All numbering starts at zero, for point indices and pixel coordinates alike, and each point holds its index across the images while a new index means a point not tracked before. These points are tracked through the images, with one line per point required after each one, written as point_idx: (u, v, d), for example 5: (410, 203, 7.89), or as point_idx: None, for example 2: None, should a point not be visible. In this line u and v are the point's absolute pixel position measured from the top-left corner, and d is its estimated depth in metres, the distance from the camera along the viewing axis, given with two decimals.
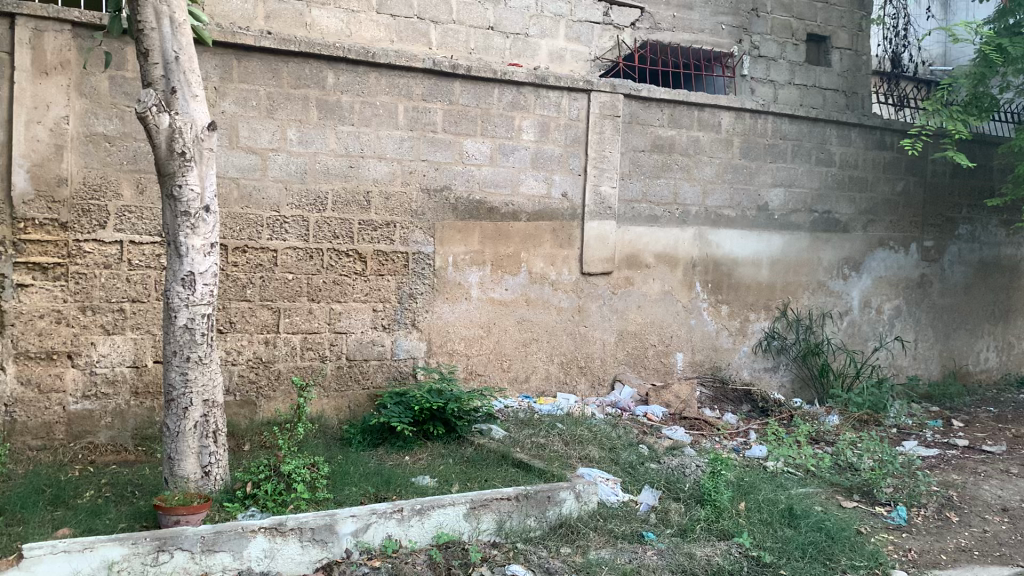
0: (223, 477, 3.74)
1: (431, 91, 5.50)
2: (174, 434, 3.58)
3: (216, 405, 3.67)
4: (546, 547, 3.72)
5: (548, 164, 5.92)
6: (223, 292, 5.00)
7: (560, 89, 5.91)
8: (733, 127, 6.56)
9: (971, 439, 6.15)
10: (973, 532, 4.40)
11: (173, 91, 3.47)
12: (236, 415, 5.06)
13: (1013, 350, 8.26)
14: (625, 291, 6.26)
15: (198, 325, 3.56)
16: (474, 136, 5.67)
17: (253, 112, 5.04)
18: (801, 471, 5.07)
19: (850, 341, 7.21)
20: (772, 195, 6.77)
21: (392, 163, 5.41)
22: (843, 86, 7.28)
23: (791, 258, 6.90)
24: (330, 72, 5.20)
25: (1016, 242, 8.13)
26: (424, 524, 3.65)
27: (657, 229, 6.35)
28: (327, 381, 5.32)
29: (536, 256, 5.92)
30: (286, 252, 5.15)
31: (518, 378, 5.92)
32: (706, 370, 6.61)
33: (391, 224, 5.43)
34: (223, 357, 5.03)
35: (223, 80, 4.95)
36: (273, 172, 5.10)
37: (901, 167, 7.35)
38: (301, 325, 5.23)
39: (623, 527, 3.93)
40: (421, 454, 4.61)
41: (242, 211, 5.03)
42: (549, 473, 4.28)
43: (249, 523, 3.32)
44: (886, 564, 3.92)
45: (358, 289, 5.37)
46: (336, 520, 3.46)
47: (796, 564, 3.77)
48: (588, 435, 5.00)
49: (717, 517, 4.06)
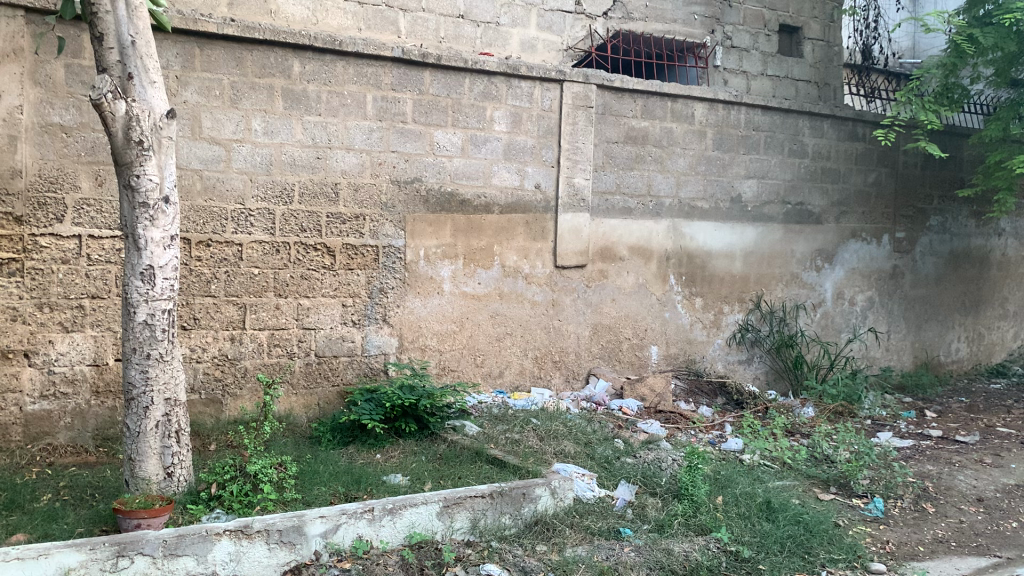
0: (186, 478, 3.61)
1: (400, 80, 5.38)
2: (134, 434, 3.45)
3: (179, 404, 3.54)
4: (522, 545, 3.64)
5: (520, 155, 5.83)
6: (186, 288, 4.85)
7: (532, 79, 5.81)
8: (706, 118, 6.51)
9: (944, 430, 6.16)
10: (950, 523, 4.38)
11: (130, 76, 3.33)
12: (201, 414, 4.92)
13: (983, 340, 8.31)
14: (599, 284, 6.19)
15: (158, 321, 3.42)
16: (445, 127, 5.56)
17: (216, 102, 4.89)
18: (777, 464, 5.02)
19: (823, 333, 7.21)
20: (745, 187, 6.73)
21: (360, 154, 5.29)
22: (815, 77, 7.27)
23: (765, 250, 6.87)
24: (296, 60, 5.06)
25: (986, 233, 8.17)
26: (396, 524, 3.55)
27: (631, 221, 6.28)
28: (296, 378, 5.20)
29: (508, 250, 5.82)
30: (252, 246, 5.01)
31: (491, 373, 5.84)
32: (680, 363, 6.57)
33: (360, 217, 5.31)
34: (187, 354, 4.89)
35: (184, 68, 4.80)
36: (237, 164, 4.96)
37: (873, 158, 7.35)
38: (267, 322, 5.10)
39: (600, 523, 3.85)
40: (393, 452, 4.51)
41: (205, 203, 4.88)
42: (524, 470, 4.20)
43: (214, 525, 3.19)
44: (864, 557, 3.88)
45: (327, 284, 5.25)
46: (305, 522, 3.34)
47: (774, 558, 3.72)
48: (563, 430, 4.92)
49: (694, 511, 4.00)
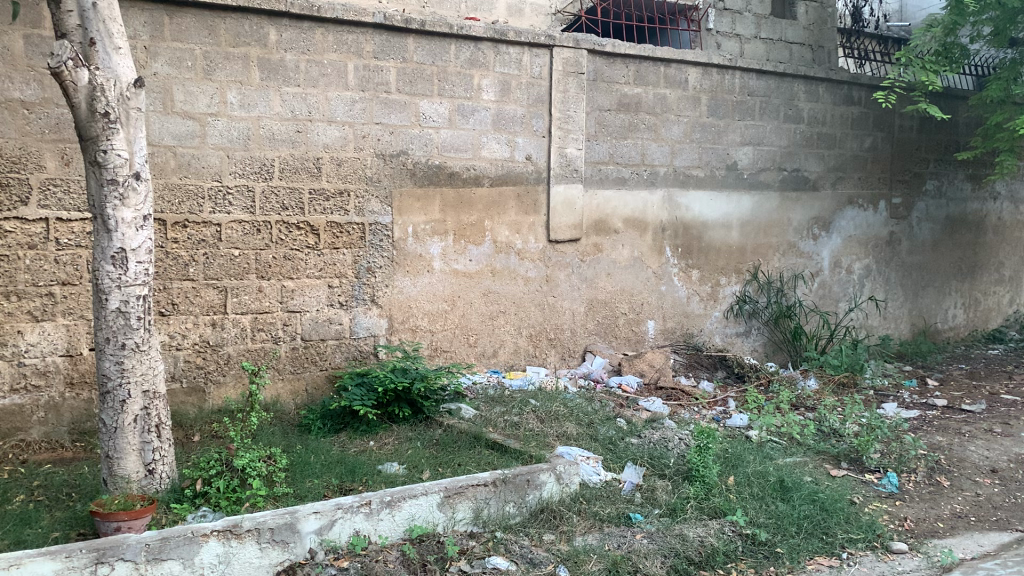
0: (169, 474, 3.39)
1: (383, 48, 5.10)
2: (111, 430, 3.22)
3: (158, 397, 3.31)
4: (528, 535, 3.45)
5: (510, 125, 5.58)
6: (163, 271, 4.60)
7: (521, 45, 5.55)
8: (700, 83, 6.28)
9: (949, 399, 6.03)
10: (966, 497, 4.24)
11: (92, 42, 3.05)
12: (183, 404, 4.69)
13: (980, 306, 8.20)
14: (594, 258, 5.98)
15: (133, 308, 3.18)
16: (430, 96, 5.29)
17: (189, 73, 4.61)
18: (785, 439, 4.86)
19: (821, 303, 7.05)
20: (740, 154, 6.51)
21: (343, 127, 5.02)
22: (809, 40, 7.07)
23: (761, 219, 6.67)
24: (271, 28, 4.77)
25: (982, 197, 8.02)
26: (396, 517, 3.34)
27: (625, 192, 6.06)
28: (282, 364, 4.96)
29: (499, 225, 5.59)
30: (231, 226, 4.74)
31: (485, 353, 5.63)
32: (678, 337, 6.39)
33: (344, 193, 5.04)
34: (167, 342, 4.64)
35: (153, 38, 4.50)
36: (213, 140, 4.68)
37: (869, 123, 7.14)
38: (250, 305, 4.85)
39: (608, 508, 3.67)
40: (387, 439, 4.29)
41: (180, 181, 4.61)
42: (527, 455, 3.99)
43: (201, 526, 2.97)
44: (884, 535, 3.72)
45: (311, 264, 5.00)
46: (298, 518, 3.13)
47: (793, 541, 3.56)
48: (563, 411, 4.72)
49: (707, 493, 3.82)
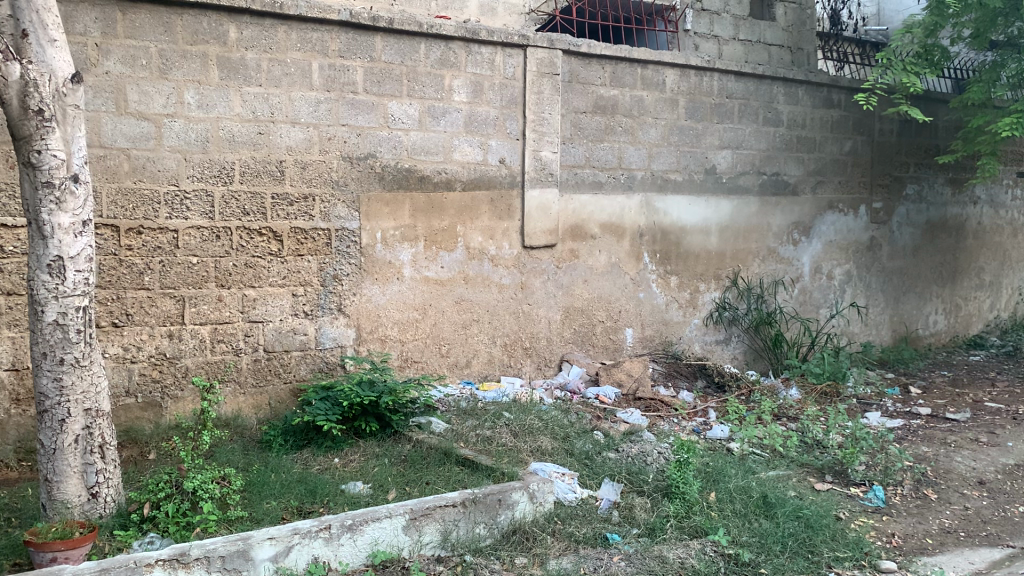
0: (115, 497, 3.17)
1: (349, 46, 4.90)
2: (50, 452, 3.00)
3: (102, 415, 3.10)
4: (499, 559, 3.26)
5: (482, 127, 5.40)
6: (117, 279, 4.37)
7: (493, 44, 5.37)
8: (678, 85, 6.12)
9: (933, 407, 5.90)
10: (955, 510, 4.09)
11: (24, 34, 2.84)
12: (138, 420, 4.47)
13: (961, 311, 8.11)
14: (570, 264, 5.80)
15: (72, 321, 2.96)
16: (399, 97, 5.10)
17: (143, 72, 4.39)
18: (767, 452, 4.70)
19: (802, 309, 6.92)
20: (719, 158, 6.36)
21: (307, 129, 4.81)
22: (788, 41, 6.96)
23: (740, 223, 6.53)
24: (231, 25, 4.57)
25: (962, 201, 7.94)
26: (357, 542, 3.13)
27: (602, 197, 5.89)
28: (243, 377, 4.74)
29: (472, 230, 5.40)
30: (189, 232, 4.52)
31: (458, 363, 5.43)
32: (656, 345, 6.23)
33: (308, 198, 4.83)
34: (120, 355, 4.42)
35: (105, 35, 4.28)
36: (169, 142, 4.46)
37: (850, 125, 7.02)
38: (209, 315, 4.63)
39: (584, 529, 3.49)
40: (353, 456, 4.08)
41: (134, 185, 4.39)
42: (498, 472, 3.80)
43: (145, 555, 2.75)
44: (872, 554, 3.56)
45: (274, 272, 4.78)
46: (251, 545, 2.92)
47: (777, 561, 3.39)
48: (539, 424, 4.54)
49: (687, 511, 3.65)
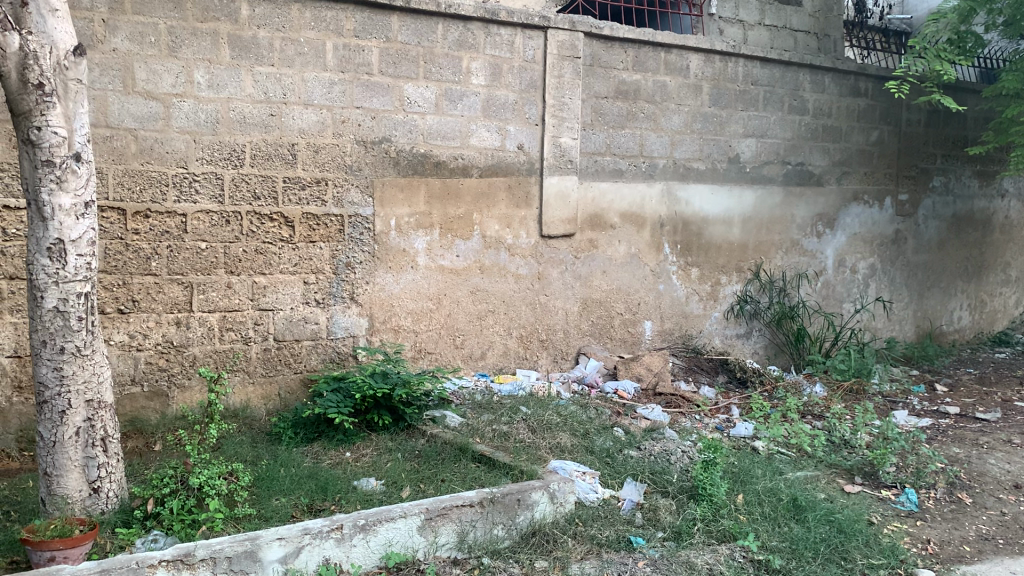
0: (117, 493, 3.03)
1: (364, 26, 4.73)
2: (49, 445, 2.86)
3: (104, 407, 2.95)
4: (519, 562, 3.10)
5: (500, 111, 5.22)
6: (124, 264, 4.24)
7: (513, 26, 5.19)
8: (702, 71, 5.93)
9: (961, 406, 5.72)
10: (991, 516, 3.91)
11: (24, 3, 2.68)
12: (144, 409, 4.34)
13: (985, 307, 7.90)
14: (589, 255, 5.63)
15: (73, 308, 2.82)
16: (415, 80, 4.93)
17: (152, 50, 4.23)
18: (793, 451, 4.53)
19: (825, 304, 6.74)
20: (742, 146, 6.17)
21: (320, 111, 4.64)
22: (814, 28, 6.74)
23: (764, 215, 6.34)
24: (243, 3, 4.40)
25: (989, 194, 7.72)
26: (370, 543, 2.99)
27: (622, 184, 5.72)
28: (253, 365, 4.60)
29: (489, 218, 5.24)
30: (198, 216, 4.38)
31: (472, 355, 5.28)
32: (676, 339, 6.06)
33: (322, 182, 4.68)
34: (126, 342, 4.29)
35: (113, 11, 4.13)
36: (178, 123, 4.31)
37: (876, 115, 6.82)
38: (218, 303, 4.48)
39: (607, 531, 3.33)
40: (365, 451, 3.94)
41: (141, 167, 4.24)
42: (517, 470, 3.64)
43: (148, 555, 2.61)
44: (908, 561, 3.38)
45: (285, 258, 4.63)
46: (260, 546, 2.77)
47: (810, 567, 3.22)
48: (557, 420, 4.38)
49: (715, 514, 3.49)
